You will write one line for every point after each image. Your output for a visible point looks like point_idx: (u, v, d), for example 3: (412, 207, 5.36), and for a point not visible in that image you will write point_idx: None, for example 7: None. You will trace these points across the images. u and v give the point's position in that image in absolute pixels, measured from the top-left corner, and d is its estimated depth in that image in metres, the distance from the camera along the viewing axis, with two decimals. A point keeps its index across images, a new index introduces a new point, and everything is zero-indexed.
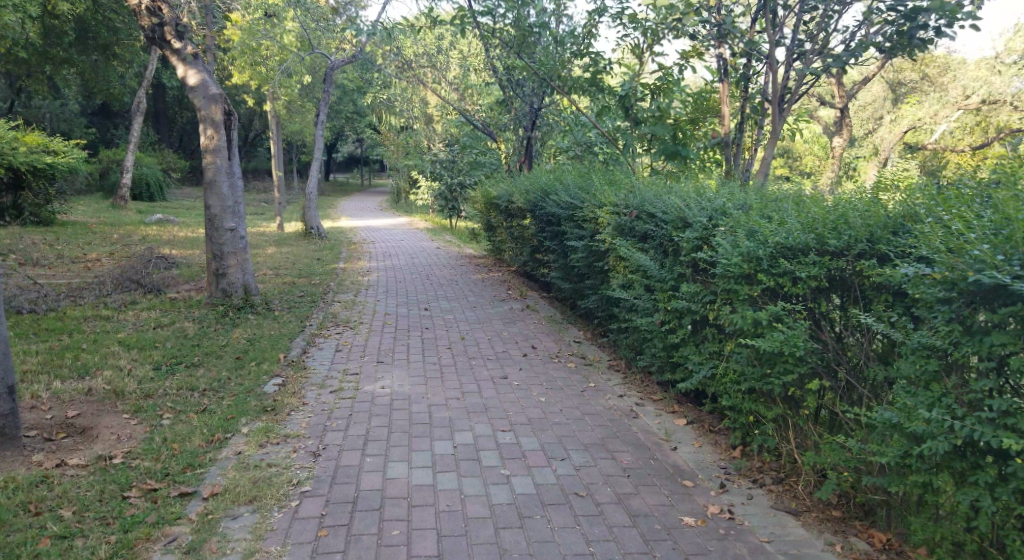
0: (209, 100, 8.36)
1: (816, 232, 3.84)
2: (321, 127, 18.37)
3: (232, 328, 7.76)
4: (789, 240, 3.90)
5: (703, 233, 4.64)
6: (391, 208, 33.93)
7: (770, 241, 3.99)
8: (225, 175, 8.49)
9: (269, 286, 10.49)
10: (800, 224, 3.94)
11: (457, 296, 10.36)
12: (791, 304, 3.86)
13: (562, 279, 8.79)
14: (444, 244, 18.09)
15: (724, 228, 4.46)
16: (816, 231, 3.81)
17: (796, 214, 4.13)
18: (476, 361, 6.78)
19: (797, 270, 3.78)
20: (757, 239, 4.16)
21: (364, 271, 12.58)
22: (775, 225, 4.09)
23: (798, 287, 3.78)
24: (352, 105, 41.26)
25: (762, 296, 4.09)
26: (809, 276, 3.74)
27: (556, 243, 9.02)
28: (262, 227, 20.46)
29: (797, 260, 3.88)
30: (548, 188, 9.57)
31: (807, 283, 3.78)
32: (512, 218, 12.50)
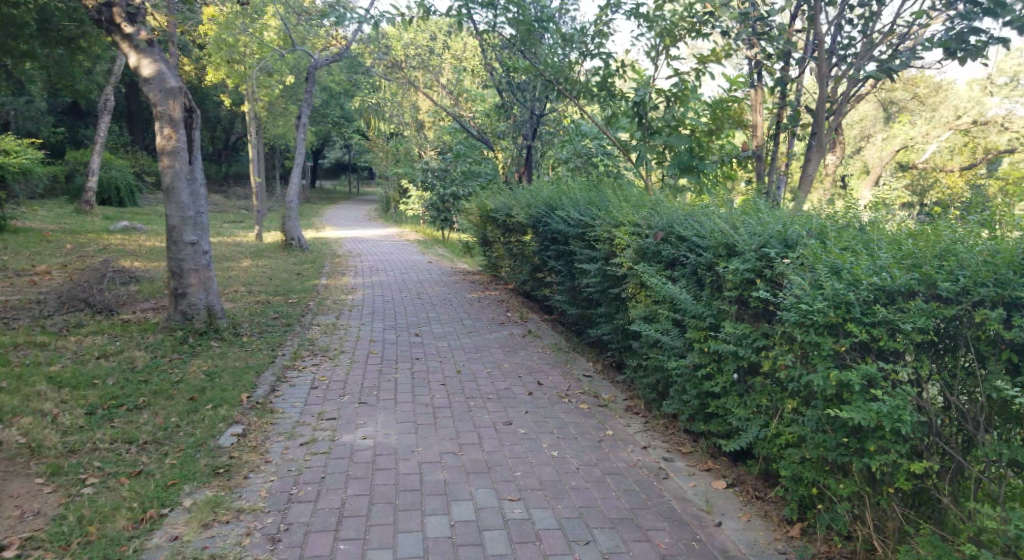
0: (166, 94, 7.45)
1: (918, 271, 3.01)
2: (303, 130, 17.39)
3: (190, 358, 6.82)
4: (885, 281, 3.01)
5: (758, 264, 3.76)
6: (380, 218, 32.97)
7: (857, 280, 3.10)
8: (185, 181, 7.57)
9: (241, 307, 9.53)
10: (896, 260, 3.10)
11: (451, 319, 9.42)
12: (892, 366, 2.94)
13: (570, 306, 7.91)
14: (435, 258, 17.15)
15: (786, 258, 3.58)
16: (921, 270, 2.97)
17: (887, 247, 3.29)
18: (473, 403, 5.82)
19: (900, 320, 2.89)
20: (840, 277, 3.25)
21: (348, 288, 11.68)
22: (863, 259, 3.22)
23: (900, 343, 2.88)
24: (338, 111, 40.16)
25: (850, 353, 3.10)
26: (916, 328, 2.85)
27: (562, 264, 8.15)
28: (239, 237, 19.43)
29: (897, 307, 3.00)
30: (554, 203, 8.70)
31: (912, 338, 2.89)
32: (510, 233, 11.62)
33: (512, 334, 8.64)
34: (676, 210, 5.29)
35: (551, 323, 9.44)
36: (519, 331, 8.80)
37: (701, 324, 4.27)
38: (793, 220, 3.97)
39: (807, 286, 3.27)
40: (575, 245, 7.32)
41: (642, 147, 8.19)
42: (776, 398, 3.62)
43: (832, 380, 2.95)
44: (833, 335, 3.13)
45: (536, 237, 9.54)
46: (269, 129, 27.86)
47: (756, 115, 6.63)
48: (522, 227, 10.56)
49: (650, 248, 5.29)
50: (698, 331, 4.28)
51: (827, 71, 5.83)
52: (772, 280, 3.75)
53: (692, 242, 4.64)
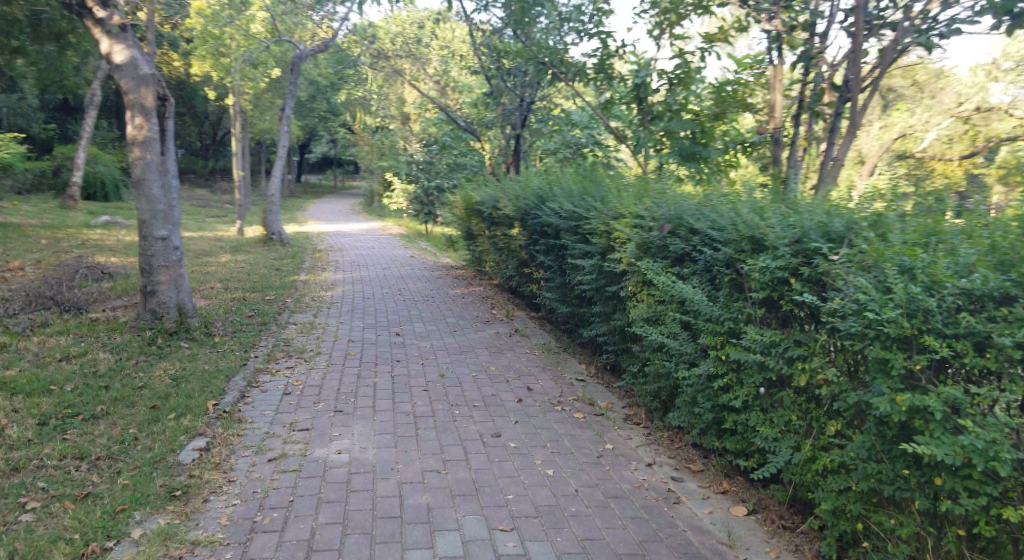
0: (138, 82, 6.84)
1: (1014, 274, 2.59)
2: (287, 121, 16.81)
3: (159, 361, 6.31)
4: (973, 283, 2.60)
5: (793, 261, 3.32)
6: (365, 211, 32.48)
7: (938, 284, 2.68)
8: (156, 174, 7.03)
9: (213, 304, 8.98)
10: (986, 260, 2.68)
11: (435, 317, 8.97)
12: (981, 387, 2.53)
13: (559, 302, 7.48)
14: (419, 253, 16.67)
15: (829, 254, 3.15)
16: (1018, 273, 2.55)
17: (969, 242, 2.84)
18: (460, 412, 5.39)
19: (995, 332, 2.48)
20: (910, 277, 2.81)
21: (329, 284, 11.21)
22: (942, 257, 2.78)
23: (993, 361, 2.48)
24: (324, 103, 39.52)
25: (926, 371, 2.70)
26: (1016, 342, 2.43)
27: (551, 258, 7.69)
28: (220, 231, 18.81)
29: (988, 317, 2.57)
30: (545, 192, 8.21)
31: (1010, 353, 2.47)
32: (496, 226, 11.15)
33: (499, 333, 8.20)
34: (683, 200, 4.85)
35: (540, 321, 9.02)
36: (507, 330, 8.36)
37: (719, 329, 3.88)
38: (823, 210, 3.56)
39: (863, 289, 2.85)
40: (567, 237, 6.86)
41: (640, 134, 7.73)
42: (812, 418, 3.31)
43: (904, 405, 2.58)
44: (902, 349, 2.74)
45: (524, 229, 9.06)
46: (254, 120, 27.20)
47: (772, 96, 6.13)
48: (510, 219, 10.07)
49: (655, 242, 4.84)
50: (715, 337, 3.90)
51: (858, 45, 5.31)
52: (809, 280, 3.32)
53: (707, 235, 4.22)
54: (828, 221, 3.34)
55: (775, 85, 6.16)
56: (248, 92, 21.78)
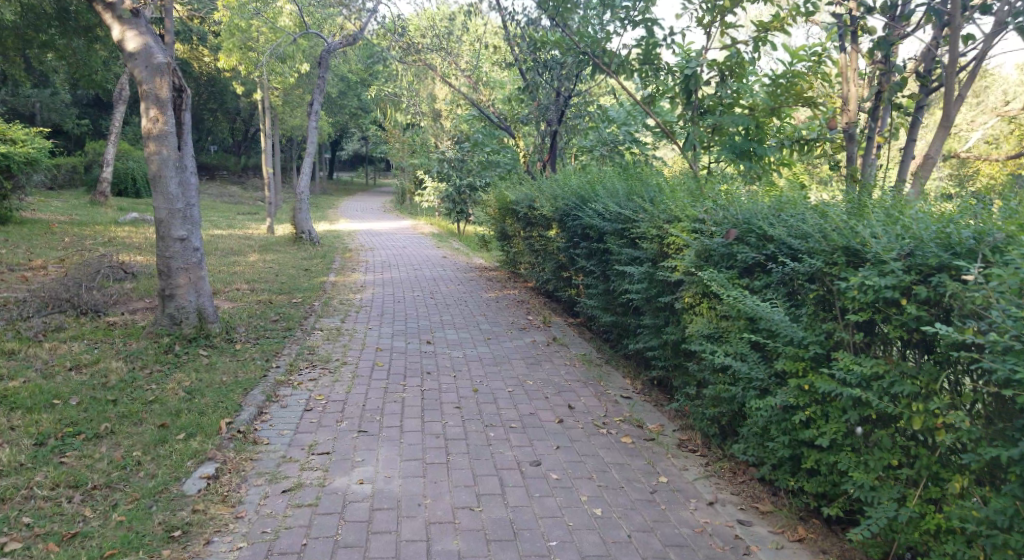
0: (152, 71, 6.45)
1: None
2: (316, 118, 16.51)
3: (174, 370, 5.93)
4: None
5: (907, 279, 2.76)
6: (396, 209, 32.20)
7: None
8: (174, 170, 6.65)
9: (237, 307, 8.64)
10: None
11: (468, 323, 8.49)
12: None
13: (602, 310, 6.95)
14: (450, 252, 16.23)
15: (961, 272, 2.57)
16: None
17: None
18: (495, 435, 4.88)
19: None
20: None
21: (358, 285, 10.82)
22: None
23: None
24: (355, 101, 39.41)
25: None
26: None
27: (594, 262, 7.16)
28: (250, 229, 18.61)
29: None
30: (585, 191, 7.65)
31: None
32: (533, 225, 10.63)
33: (536, 342, 7.69)
34: (755, 203, 4.29)
35: (579, 329, 8.49)
36: (544, 338, 7.85)
37: (802, 355, 3.39)
38: (939, 218, 2.97)
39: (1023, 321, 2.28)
40: (612, 242, 6.33)
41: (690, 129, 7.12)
42: (921, 466, 2.80)
43: None
44: None
45: (564, 230, 8.51)
46: (286, 118, 27.07)
47: (847, 85, 5.45)
48: (547, 220, 9.54)
49: (723, 250, 4.29)
50: (796, 363, 3.41)
51: (958, 31, 4.58)
52: (926, 301, 2.78)
53: (792, 244, 3.65)
54: (954, 232, 2.75)
55: (850, 72, 5.49)
56: (280, 90, 21.60)
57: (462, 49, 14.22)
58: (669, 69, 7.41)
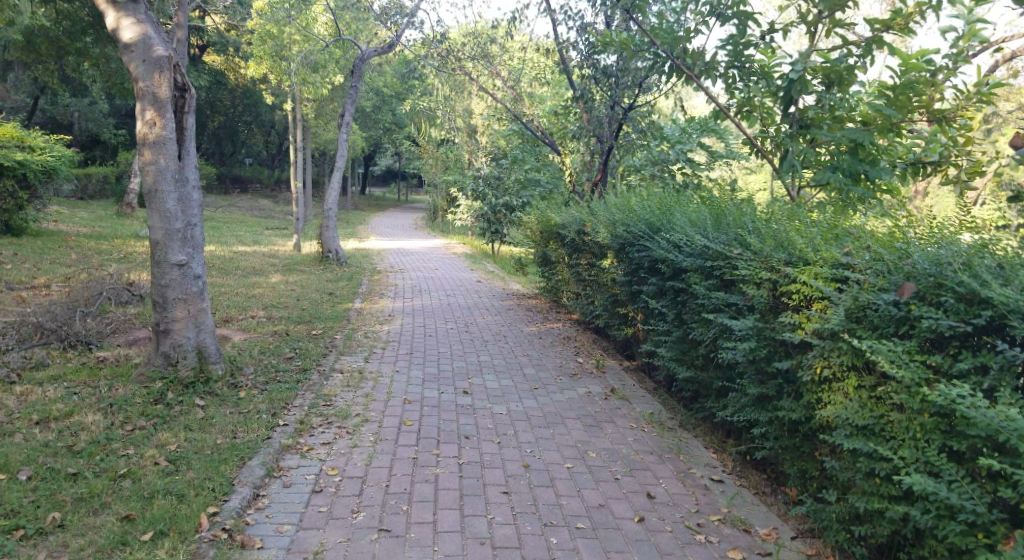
0: (151, 65, 5.49)
1: None
2: (348, 128, 15.63)
3: (160, 427, 4.90)
4: None
5: None
6: (427, 226, 31.42)
7: None
8: (172, 183, 5.64)
9: (247, 341, 7.61)
10: None
11: (510, 366, 7.34)
12: None
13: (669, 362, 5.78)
14: (485, 276, 15.13)
15: None
16: None
17: None
18: (560, 542, 3.72)
19: None
20: None
21: (386, 314, 9.80)
22: None
23: None
24: (390, 115, 38.86)
25: None
26: None
27: (664, 303, 5.96)
28: (276, 246, 17.74)
29: None
30: (654, 218, 6.49)
31: None
32: (582, 253, 9.48)
33: (589, 394, 6.50)
34: (945, 250, 3.12)
35: (639, 376, 7.32)
36: (601, 389, 6.67)
37: None
38: None
39: None
40: (696, 282, 5.14)
41: (791, 145, 6.08)
42: None
43: None
44: None
45: (621, 261, 7.36)
46: (319, 132, 26.41)
47: None
48: (600, 247, 8.41)
49: (898, 311, 3.15)
50: None
51: None
52: None
53: None
54: None
55: None
56: (312, 101, 20.86)
57: (503, 59, 13.21)
58: (762, 66, 6.31)
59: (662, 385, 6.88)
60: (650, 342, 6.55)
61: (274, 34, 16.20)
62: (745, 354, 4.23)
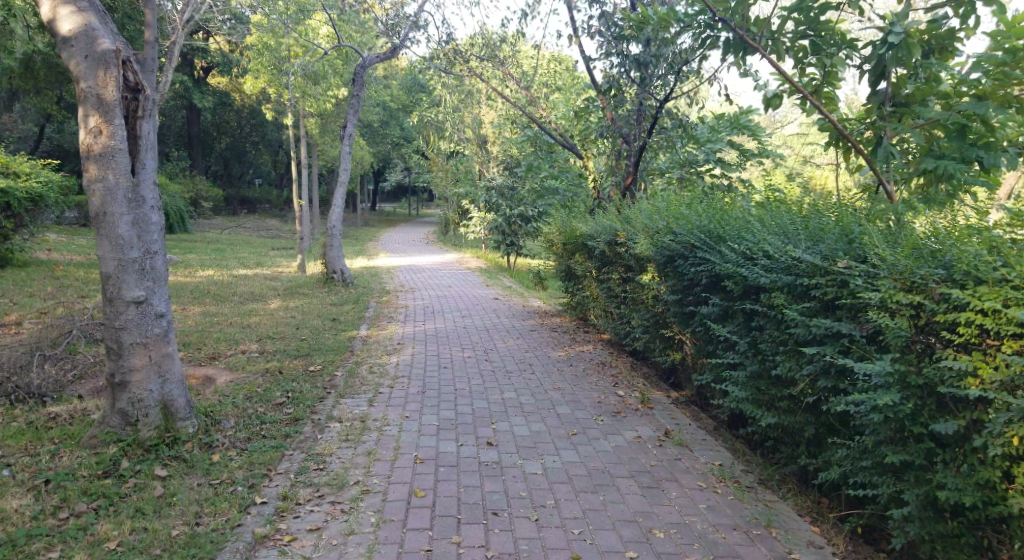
0: (94, 61, 4.48)
1: None
2: (350, 141, 14.67)
3: (102, 514, 3.87)
4: None
5: None
6: (440, 240, 30.39)
7: None
8: (124, 205, 4.62)
9: (232, 385, 6.57)
10: None
11: (539, 403, 6.21)
12: None
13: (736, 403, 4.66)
14: (502, 293, 14.03)
15: None
16: None
17: None
18: None
19: None
20: None
21: (394, 342, 8.73)
22: None
23: None
24: (398, 129, 38.08)
25: None
26: None
27: (732, 329, 4.83)
28: (280, 268, 16.81)
29: None
30: (712, 224, 5.39)
31: None
32: (614, 267, 8.37)
33: (640, 439, 5.37)
34: None
35: (693, 412, 6.20)
36: (652, 433, 5.54)
37: None
38: None
39: None
40: (787, 306, 4.01)
41: (885, 128, 4.98)
42: None
43: None
44: None
45: (667, 276, 6.25)
46: (324, 148, 25.52)
47: None
48: (637, 260, 7.30)
49: None
50: None
51: None
52: None
53: None
54: None
55: None
56: (315, 115, 19.98)
57: (516, 59, 12.20)
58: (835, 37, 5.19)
59: (724, 425, 5.76)
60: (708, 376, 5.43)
61: (272, 45, 15.30)
62: (882, 410, 3.09)
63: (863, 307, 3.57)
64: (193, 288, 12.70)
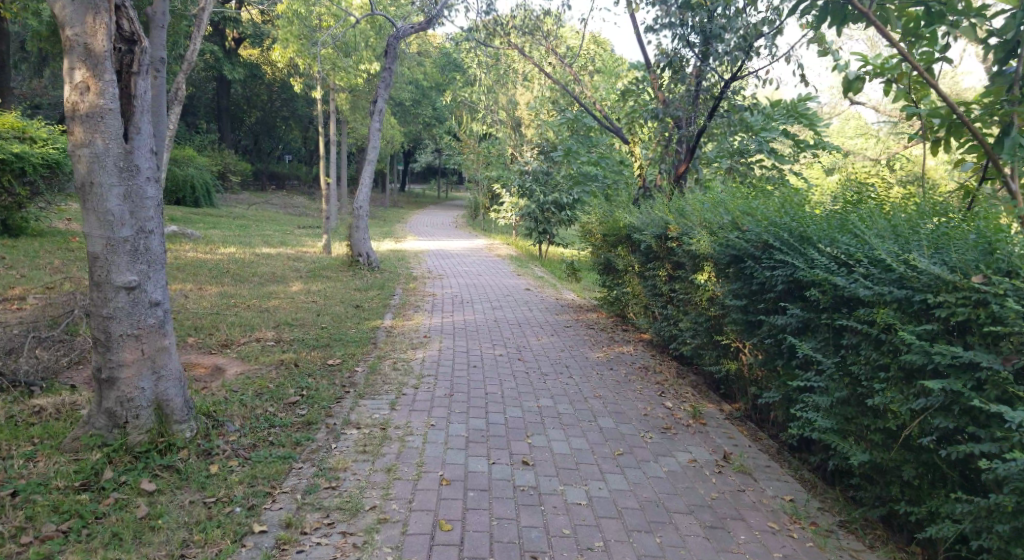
0: (82, 4, 3.86)
1: None
2: (380, 117, 14.00)
3: (70, 541, 3.32)
4: None
5: None
6: (469, 224, 29.79)
7: None
8: (114, 173, 4.03)
9: (242, 379, 6.00)
10: None
11: (580, 413, 5.53)
12: None
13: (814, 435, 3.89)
14: (534, 283, 13.33)
15: None
16: None
17: None
18: None
19: None
20: None
21: (421, 335, 8.10)
22: None
23: None
24: (429, 110, 37.43)
25: None
26: None
27: (816, 343, 4.04)
28: (305, 247, 16.34)
29: None
30: (792, 220, 4.58)
31: None
32: (662, 263, 7.63)
33: (695, 463, 4.64)
34: None
35: (751, 430, 5.50)
36: (709, 454, 4.81)
37: None
38: None
39: None
40: (901, 326, 3.28)
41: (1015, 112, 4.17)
42: None
43: None
44: None
45: (729, 277, 5.50)
46: (354, 125, 24.96)
47: None
48: (689, 256, 6.53)
49: None
50: None
51: None
52: None
53: None
54: None
55: None
56: (345, 90, 19.38)
57: (559, 34, 11.41)
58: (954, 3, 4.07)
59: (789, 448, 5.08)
60: (774, 394, 4.68)
61: (303, 14, 14.73)
62: None
63: (1004, 334, 2.96)
64: (213, 266, 12.23)
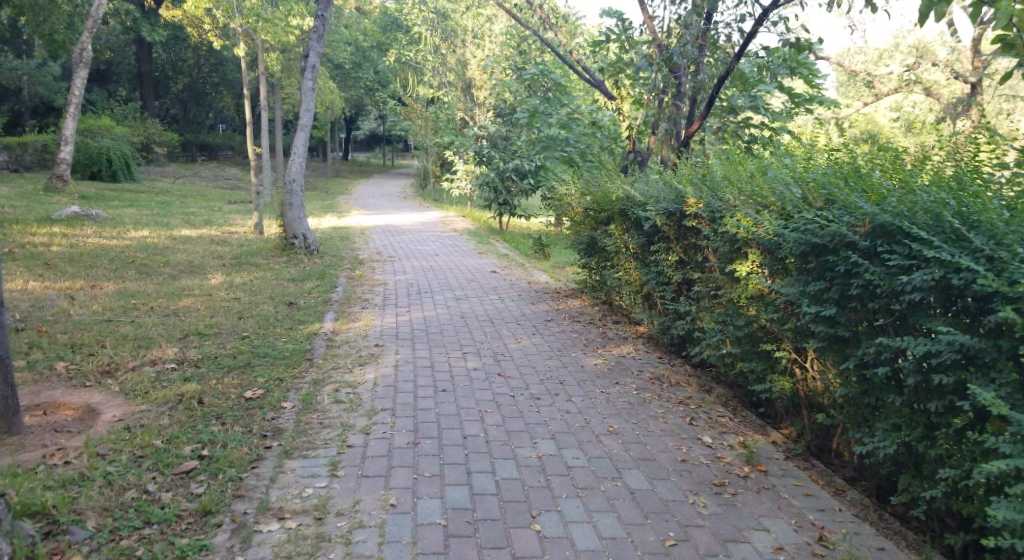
0: None
1: None
2: (312, 73, 12.04)
3: None
4: None
5: None
6: (419, 195, 27.91)
7: None
8: None
9: (117, 432, 4.27)
10: None
11: (598, 464, 3.98)
12: None
13: (1005, 538, 2.44)
14: (499, 263, 11.68)
15: None
16: None
17: None
18: None
19: None
20: None
21: (375, 344, 6.41)
22: None
23: None
24: (372, 73, 34.90)
25: None
26: None
27: (999, 390, 2.55)
28: (233, 227, 14.33)
29: None
30: (936, 199, 3.02)
31: None
32: (670, 245, 6.11)
33: (783, 554, 3.15)
34: None
35: (818, 472, 4.04)
36: (795, 534, 3.33)
37: None
38: None
39: None
40: None
41: None
42: None
43: None
44: None
45: (793, 270, 4.00)
46: (288, 90, 22.65)
47: None
48: (718, 238, 5.04)
49: None
50: None
51: None
52: None
53: None
54: None
55: None
56: (276, 50, 17.16)
57: None
58: None
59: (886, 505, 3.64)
60: (884, 442, 3.20)
61: None
62: None
63: None
64: (117, 256, 10.22)
